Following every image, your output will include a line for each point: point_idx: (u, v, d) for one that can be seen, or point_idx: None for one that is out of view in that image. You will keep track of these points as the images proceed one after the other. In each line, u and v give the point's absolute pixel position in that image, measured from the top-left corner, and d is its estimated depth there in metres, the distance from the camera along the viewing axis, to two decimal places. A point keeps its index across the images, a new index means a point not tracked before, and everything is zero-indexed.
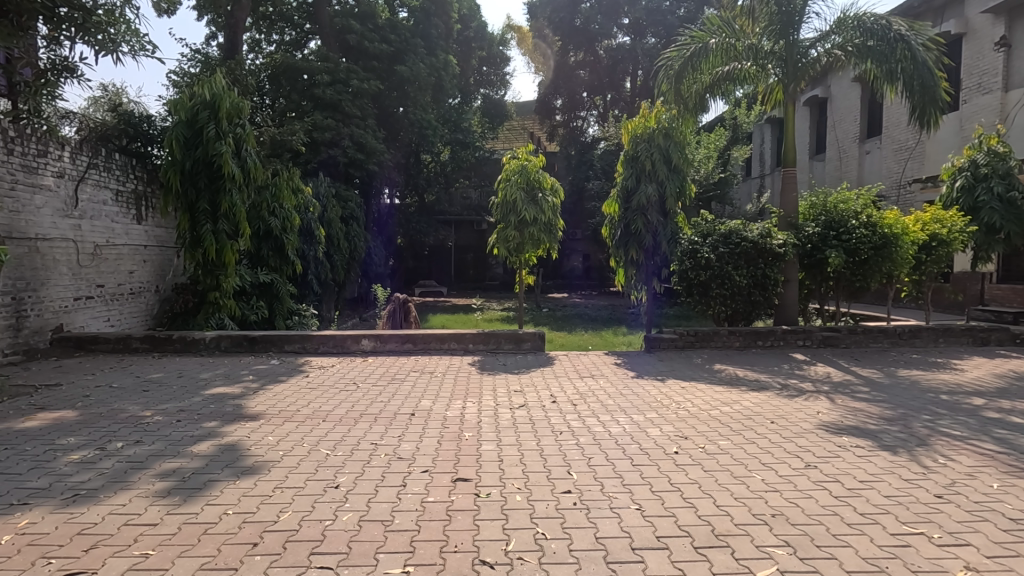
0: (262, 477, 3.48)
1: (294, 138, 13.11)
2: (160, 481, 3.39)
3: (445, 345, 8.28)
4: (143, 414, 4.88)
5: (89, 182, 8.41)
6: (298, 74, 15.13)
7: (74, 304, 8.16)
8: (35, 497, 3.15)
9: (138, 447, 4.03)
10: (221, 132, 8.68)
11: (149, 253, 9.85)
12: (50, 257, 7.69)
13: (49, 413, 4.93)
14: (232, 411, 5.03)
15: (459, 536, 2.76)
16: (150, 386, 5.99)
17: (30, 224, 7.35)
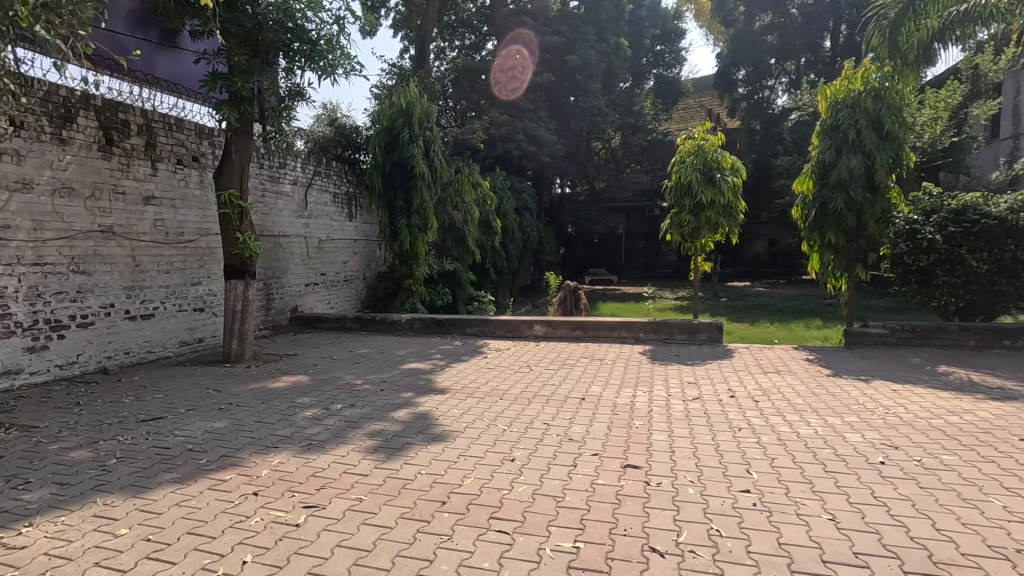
0: (448, 445, 3.88)
1: (474, 136, 14.11)
2: (369, 439, 4.00)
3: (614, 333, 8.27)
4: (356, 382, 5.77)
5: (315, 186, 10.06)
6: (477, 75, 16.17)
7: (305, 289, 9.88)
8: (282, 443, 3.93)
9: (352, 409, 4.77)
10: (413, 136, 9.70)
11: (357, 246, 11.49)
12: (288, 250, 9.41)
13: (289, 377, 6.09)
14: (424, 384, 5.68)
15: (628, 520, 2.77)
16: (361, 359, 7.02)
17: (274, 223, 9.06)
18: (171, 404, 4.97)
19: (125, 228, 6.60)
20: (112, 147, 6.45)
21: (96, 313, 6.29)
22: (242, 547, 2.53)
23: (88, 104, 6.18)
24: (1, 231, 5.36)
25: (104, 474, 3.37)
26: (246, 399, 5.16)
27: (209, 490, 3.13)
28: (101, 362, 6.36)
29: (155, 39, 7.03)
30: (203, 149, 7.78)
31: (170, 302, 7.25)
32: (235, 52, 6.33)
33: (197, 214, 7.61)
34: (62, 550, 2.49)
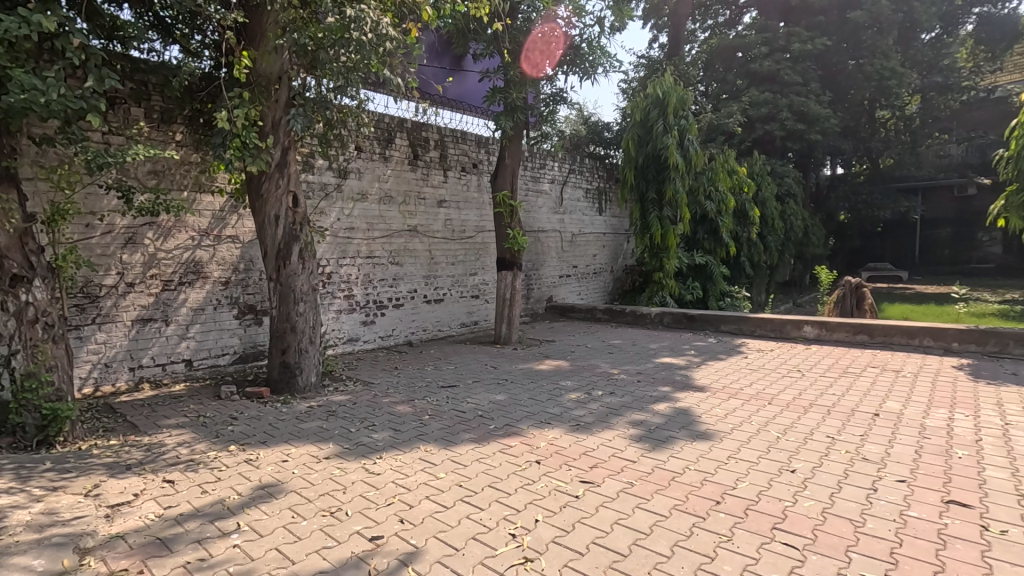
0: (716, 444, 3.74)
1: (730, 120, 13.16)
2: (633, 428, 4.10)
3: (914, 341, 6.85)
4: (613, 372, 5.97)
5: (570, 183, 10.67)
6: (734, 53, 15.00)
7: (559, 281, 10.60)
8: (554, 420, 4.30)
9: (613, 397, 4.96)
10: (668, 126, 9.52)
11: (607, 240, 11.83)
12: (546, 244, 10.19)
13: (551, 361, 6.63)
14: (681, 380, 5.57)
15: (961, 567, 2.29)
16: (614, 350, 7.24)
17: (535, 220, 9.91)
18: (461, 375, 5.89)
19: (425, 227, 8.02)
20: (418, 161, 7.85)
21: (405, 297, 7.80)
22: (533, 507, 2.86)
23: (402, 127, 7.62)
24: (348, 232, 7.02)
25: (422, 426, 4.18)
26: (517, 377, 5.80)
27: (500, 452, 3.62)
28: (408, 336, 7.87)
29: (448, 65, 8.27)
30: (481, 157, 8.92)
31: (455, 290, 8.54)
32: (512, 67, 7.02)
33: (475, 213, 8.79)
34: (403, 481, 3.18)
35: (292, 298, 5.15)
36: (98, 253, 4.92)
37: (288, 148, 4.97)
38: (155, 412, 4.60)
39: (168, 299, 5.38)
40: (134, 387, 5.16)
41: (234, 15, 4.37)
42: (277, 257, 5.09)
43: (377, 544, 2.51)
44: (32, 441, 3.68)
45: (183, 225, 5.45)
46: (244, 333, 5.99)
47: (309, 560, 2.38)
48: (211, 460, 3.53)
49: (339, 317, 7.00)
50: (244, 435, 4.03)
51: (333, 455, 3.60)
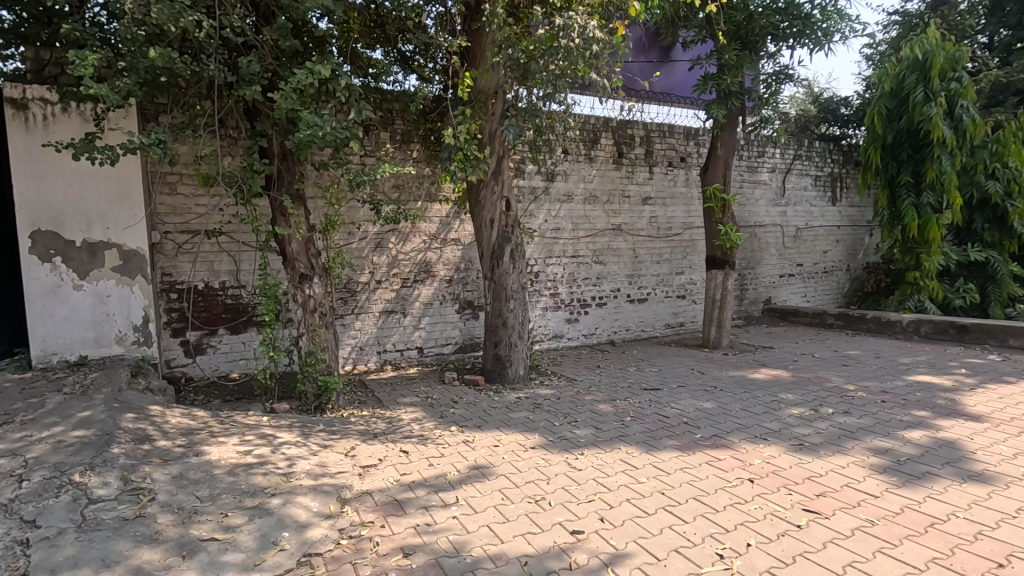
0: (997, 490, 2.95)
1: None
2: (875, 456, 3.46)
3: None
4: (848, 387, 5.13)
5: (795, 171, 9.47)
6: None
7: (780, 281, 9.50)
8: (772, 436, 3.87)
9: (848, 416, 4.26)
10: (932, 93, 7.68)
11: (841, 233, 10.22)
12: (764, 241, 9.21)
13: (769, 369, 5.97)
14: (946, 404, 4.52)
15: None
16: (850, 362, 6.22)
17: (752, 214, 9.02)
18: (665, 378, 5.67)
19: (630, 225, 7.92)
20: (623, 159, 7.79)
21: (608, 296, 7.82)
22: (744, 529, 2.62)
23: (608, 126, 7.63)
24: (555, 232, 7.31)
25: (624, 427, 4.14)
26: (728, 385, 5.37)
27: (708, 464, 3.39)
28: (611, 335, 7.88)
29: (657, 58, 8.02)
30: (690, 149, 8.46)
31: (660, 289, 8.27)
32: (726, 50, 6.48)
33: (682, 209, 8.39)
34: (604, 480, 3.19)
35: (504, 296, 5.57)
36: (355, 256, 5.97)
37: (502, 156, 5.38)
38: (394, 390, 5.41)
39: (405, 294, 6.26)
40: (380, 368, 6.14)
41: (458, 41, 4.88)
42: (491, 258, 5.55)
43: (578, 538, 2.57)
44: (311, 405, 4.63)
45: (417, 230, 6.29)
46: (464, 325, 6.67)
47: (514, 542, 2.54)
48: (436, 437, 4.01)
49: (546, 314, 7.33)
50: (463, 418, 4.49)
51: (539, 446, 3.79)
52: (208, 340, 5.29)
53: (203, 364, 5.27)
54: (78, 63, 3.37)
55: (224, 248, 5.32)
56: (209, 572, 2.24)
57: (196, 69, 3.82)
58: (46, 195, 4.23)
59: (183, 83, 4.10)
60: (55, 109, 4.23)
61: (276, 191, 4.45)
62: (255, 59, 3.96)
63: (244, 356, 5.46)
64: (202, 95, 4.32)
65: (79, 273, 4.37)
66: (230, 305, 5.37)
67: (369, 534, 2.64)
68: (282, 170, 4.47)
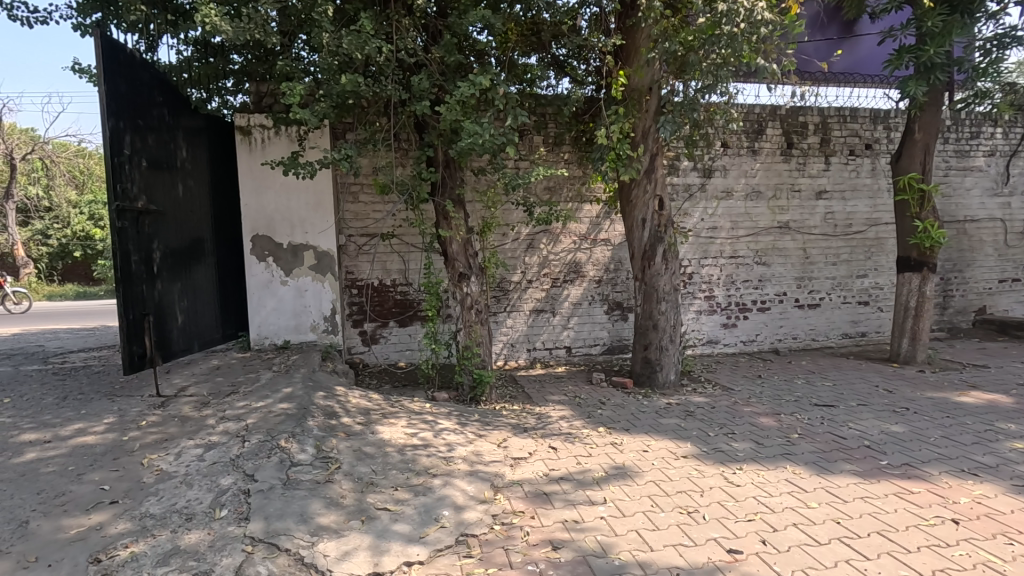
0: None
1: None
2: None
3: None
4: None
5: None
6: None
7: (999, 287, 7.88)
8: (985, 472, 3.23)
9: None
10: None
11: None
12: (977, 238, 7.71)
13: (982, 392, 4.99)
14: None
15: None
16: None
17: (960, 207, 7.60)
18: (841, 395, 5.03)
19: (799, 222, 7.17)
20: (793, 150, 7.08)
21: (772, 300, 7.16)
22: None
23: (775, 115, 6.99)
24: (712, 231, 6.90)
25: (789, 445, 3.77)
26: (926, 407, 4.59)
27: (896, 496, 2.94)
28: (775, 343, 7.21)
29: (835, 35, 7.13)
30: (878, 135, 7.40)
31: (836, 294, 7.36)
32: (929, 17, 5.54)
33: (866, 203, 7.37)
34: (766, 500, 2.94)
35: (655, 297, 5.40)
36: (508, 256, 6.24)
37: (656, 154, 5.22)
38: (543, 388, 5.54)
39: (555, 294, 6.39)
40: (530, 365, 6.34)
41: (612, 40, 4.85)
42: (643, 259, 5.41)
43: (736, 558, 2.40)
44: (467, 396, 4.95)
45: (567, 231, 6.38)
46: (612, 326, 6.60)
47: (665, 552, 2.46)
48: (583, 436, 4.03)
49: (700, 317, 6.96)
50: (611, 419, 4.45)
51: (691, 455, 3.61)
52: (381, 331, 5.93)
53: (376, 352, 5.93)
54: (288, 93, 4.00)
55: (395, 249, 5.91)
56: (381, 537, 2.52)
57: (377, 90, 4.30)
58: (263, 205, 5.09)
59: (365, 103, 4.65)
60: (270, 133, 5.07)
61: (440, 197, 4.83)
62: (425, 77, 4.34)
63: (410, 347, 6.02)
64: (380, 112, 4.85)
65: (285, 271, 5.19)
66: (399, 301, 5.96)
67: (519, 523, 2.75)
68: (445, 177, 4.85)
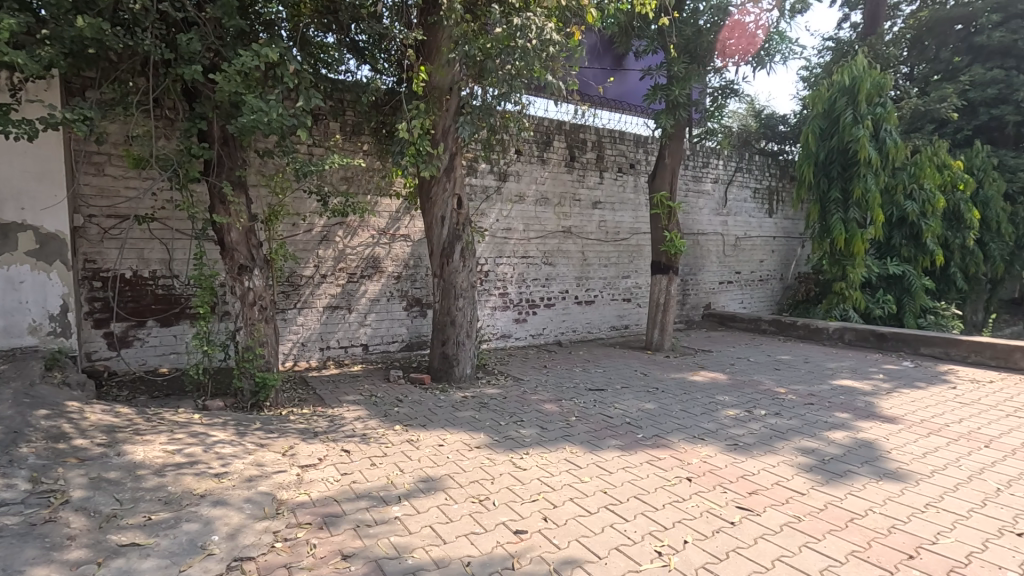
0: (908, 487, 3.15)
1: (944, 105, 11.10)
2: (802, 455, 3.64)
3: None
4: (779, 390, 5.41)
5: (736, 183, 9.90)
6: (951, 26, 12.40)
7: (719, 287, 9.89)
8: (709, 436, 4.02)
9: (778, 418, 4.48)
10: (859, 116, 8.29)
11: (776, 244, 10.80)
12: (706, 248, 9.57)
13: (707, 372, 6.21)
14: (864, 407, 4.84)
15: None
16: (781, 366, 6.57)
17: (694, 222, 9.36)
18: (610, 380, 5.78)
19: (579, 228, 8.04)
20: (575, 163, 7.90)
21: (557, 297, 7.90)
22: (681, 526, 2.70)
23: (561, 130, 7.72)
24: (506, 232, 7.32)
25: (568, 427, 4.19)
26: (671, 386, 5.55)
27: (648, 463, 3.48)
28: (558, 336, 7.96)
29: (610, 65, 8.16)
30: (639, 157, 8.68)
31: (607, 292, 8.44)
32: (676, 63, 6.68)
33: (631, 215, 8.60)
34: (548, 480, 3.21)
35: (453, 294, 5.52)
36: (300, 249, 5.77)
37: (455, 154, 5.33)
38: (336, 388, 5.25)
39: (351, 290, 6.10)
40: (323, 365, 5.95)
41: (413, 34, 4.80)
42: (442, 255, 5.49)
43: (522, 538, 2.57)
44: (248, 403, 4.42)
45: (365, 225, 6.14)
46: (411, 323, 6.56)
47: (457, 543, 2.52)
48: (379, 436, 3.93)
49: (494, 313, 7.33)
50: (408, 416, 4.41)
51: (484, 445, 3.77)
52: (135, 333, 4.96)
53: (128, 358, 4.93)
54: None
55: (155, 235, 5.01)
56: None
57: (131, 43, 3.59)
58: None
59: (113, 57, 3.84)
60: None
61: (216, 177, 4.23)
62: (196, 36, 3.75)
63: (174, 350, 5.16)
64: (137, 71, 4.06)
65: None
66: (160, 296, 5.07)
67: (305, 537, 2.54)
68: (223, 155, 4.26)
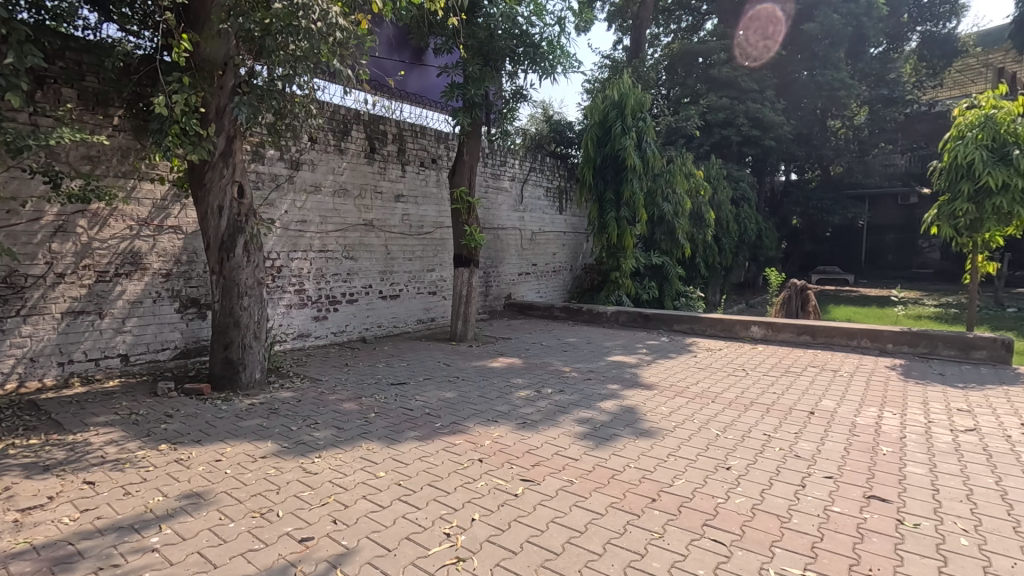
0: (656, 441, 3.77)
1: (689, 123, 13.43)
2: (578, 426, 4.11)
3: (852, 341, 7.12)
4: (564, 369, 6.02)
5: (531, 181, 10.68)
6: (694, 59, 14.99)
7: (518, 279, 10.59)
8: (502, 418, 4.30)
9: (562, 394, 4.99)
10: (626, 127, 9.63)
11: (566, 238, 11.96)
12: (505, 242, 10.17)
13: (505, 358, 6.64)
14: (630, 378, 5.65)
15: (875, 560, 2.39)
16: (568, 348, 7.32)
17: (494, 217, 9.88)
18: (413, 372, 5.81)
19: (381, 222, 7.88)
20: (375, 155, 7.71)
21: (360, 292, 7.66)
22: (471, 505, 2.85)
23: (358, 119, 7.47)
24: (300, 224, 6.84)
25: (366, 424, 4.10)
26: (470, 374, 5.79)
27: (443, 450, 3.59)
28: (362, 332, 7.73)
29: (408, 59, 8.13)
30: (440, 152, 8.83)
31: (412, 286, 8.44)
32: (470, 64, 6.93)
33: (433, 209, 8.70)
34: (341, 481, 3.11)
35: (236, 293, 4.97)
36: (22, 242, 4.64)
37: (234, 136, 4.81)
38: (82, 409, 4.37)
39: (102, 291, 5.11)
40: (63, 383, 4.89)
41: None
42: (220, 249, 4.89)
43: (307, 546, 2.45)
44: None
45: (119, 213, 5.19)
46: (186, 327, 5.76)
47: (232, 565, 2.30)
48: (138, 460, 3.38)
49: (290, 312, 6.82)
50: (178, 433, 3.87)
51: (270, 454, 3.50)
52: None
53: None
54: None
55: None
56: None
57: None
58: None
59: None
60: None
61: None
62: None
63: None
64: None
65: None
66: None
67: None
68: None
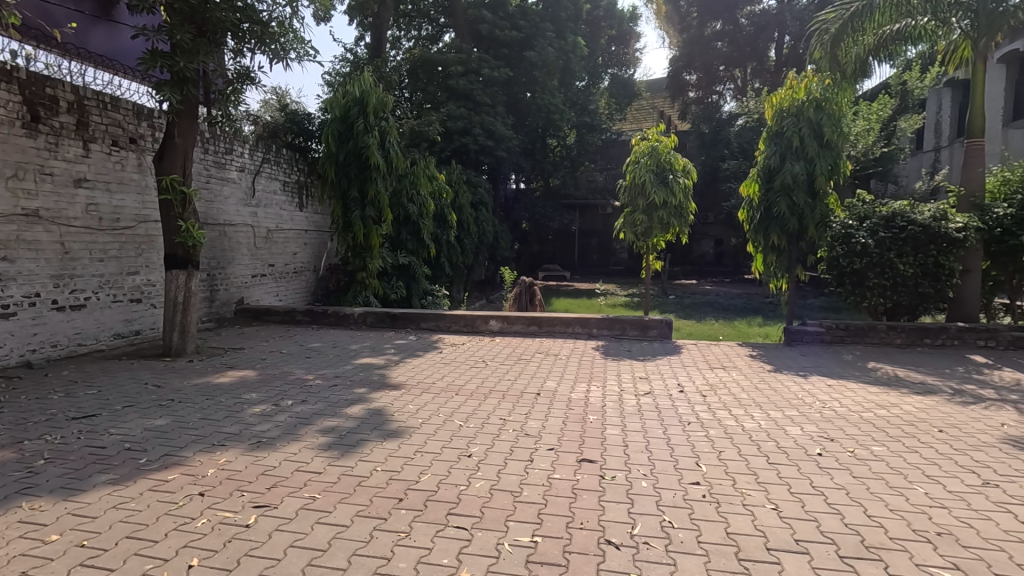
0: (405, 441, 3.79)
1: (430, 129, 13.91)
2: (322, 436, 3.87)
3: (569, 329, 8.32)
4: (308, 377, 5.62)
5: (264, 174, 9.68)
6: (434, 67, 15.57)
7: (251, 281, 9.47)
8: (230, 440, 3.77)
9: (303, 405, 4.63)
10: (369, 126, 9.49)
11: (308, 237, 11.19)
12: (234, 240, 9.01)
13: (236, 371, 5.87)
14: (378, 379, 5.58)
15: (585, 514, 2.83)
16: (312, 354, 6.87)
17: (220, 212, 8.66)
18: (106, 400, 4.68)
19: (53, 211, 6.14)
20: (38, 125, 5.97)
21: (19, 303, 5.84)
22: (187, 550, 2.41)
23: (9, 76, 5.69)
24: None
25: (30, 476, 3.14)
26: (189, 394, 4.94)
27: (150, 491, 2.97)
28: (25, 355, 5.91)
29: (89, 11, 6.56)
30: (142, 131, 7.31)
31: (104, 292, 6.80)
32: (178, 31, 5.89)
33: (134, 199, 7.15)
34: None
35: None
36: None
37: None
38: None
39: None
40: None
41: None
42: None
43: None
44: None
45: None
46: None
47: None
48: None
49: None
50: None
51: None
52: None
53: None
54: None
55: None
56: None
57: None
58: None
59: None
60: None
61: None
62: None
63: None
64: None
65: None
66: None
67: None
68: None
